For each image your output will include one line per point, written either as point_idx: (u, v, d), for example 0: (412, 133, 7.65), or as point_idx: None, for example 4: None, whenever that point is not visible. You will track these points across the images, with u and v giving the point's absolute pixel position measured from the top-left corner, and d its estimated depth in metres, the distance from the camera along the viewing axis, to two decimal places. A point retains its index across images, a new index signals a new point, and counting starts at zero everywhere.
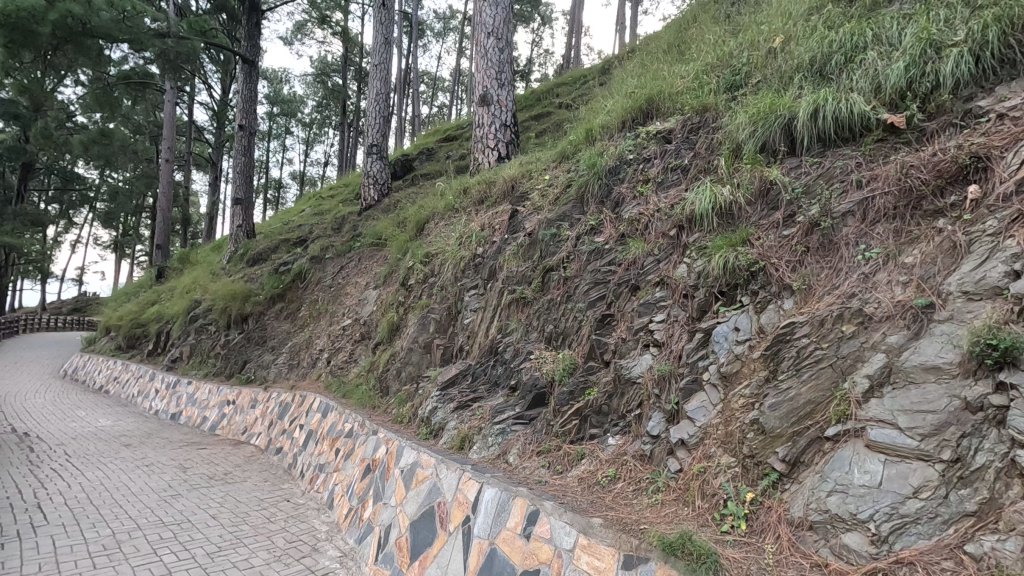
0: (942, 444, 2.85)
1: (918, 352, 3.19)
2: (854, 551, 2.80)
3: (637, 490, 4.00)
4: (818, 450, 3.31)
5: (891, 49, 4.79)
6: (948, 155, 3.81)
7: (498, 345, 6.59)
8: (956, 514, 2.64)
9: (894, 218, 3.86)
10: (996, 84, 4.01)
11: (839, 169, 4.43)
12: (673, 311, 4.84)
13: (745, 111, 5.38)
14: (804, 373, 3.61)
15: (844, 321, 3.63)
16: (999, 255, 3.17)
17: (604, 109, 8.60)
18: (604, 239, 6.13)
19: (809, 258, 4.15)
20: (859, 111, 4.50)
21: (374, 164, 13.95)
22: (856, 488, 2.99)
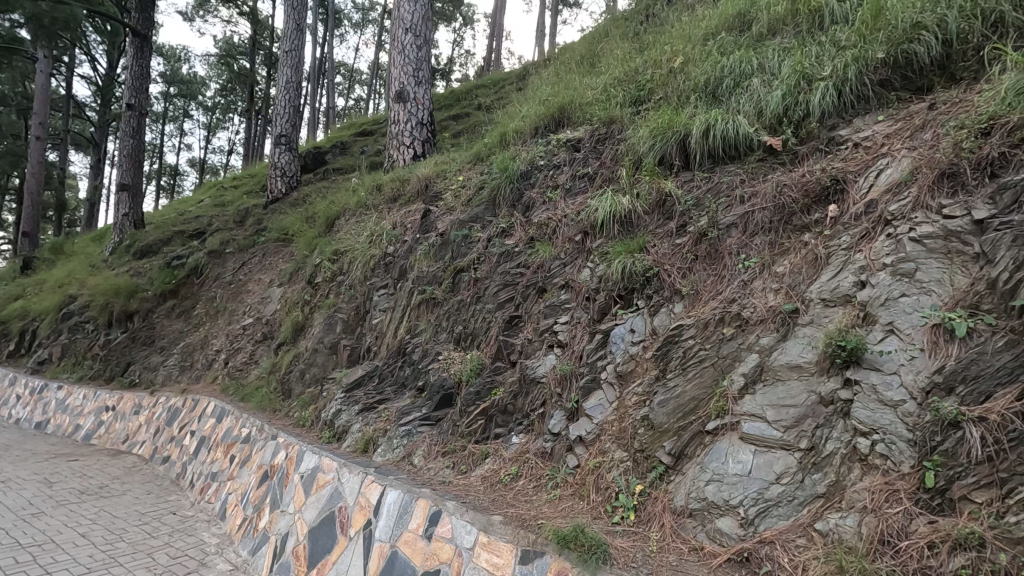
0: (800, 434, 3.20)
1: (784, 352, 3.55)
2: (726, 534, 3.08)
3: (537, 486, 4.13)
4: (699, 443, 3.58)
5: (772, 78, 5.27)
6: (814, 177, 4.26)
7: (407, 345, 6.51)
8: (809, 497, 2.98)
9: (770, 231, 4.26)
10: (854, 116, 4.52)
11: (725, 184, 4.82)
12: (576, 313, 5.03)
13: (646, 126, 5.72)
14: (689, 371, 3.91)
15: (724, 323, 3.97)
16: (850, 266, 3.59)
17: (519, 114, 8.75)
18: (514, 241, 6.26)
19: (697, 266, 4.49)
20: (743, 133, 4.92)
21: (282, 155, 13.26)
22: (730, 477, 3.27)
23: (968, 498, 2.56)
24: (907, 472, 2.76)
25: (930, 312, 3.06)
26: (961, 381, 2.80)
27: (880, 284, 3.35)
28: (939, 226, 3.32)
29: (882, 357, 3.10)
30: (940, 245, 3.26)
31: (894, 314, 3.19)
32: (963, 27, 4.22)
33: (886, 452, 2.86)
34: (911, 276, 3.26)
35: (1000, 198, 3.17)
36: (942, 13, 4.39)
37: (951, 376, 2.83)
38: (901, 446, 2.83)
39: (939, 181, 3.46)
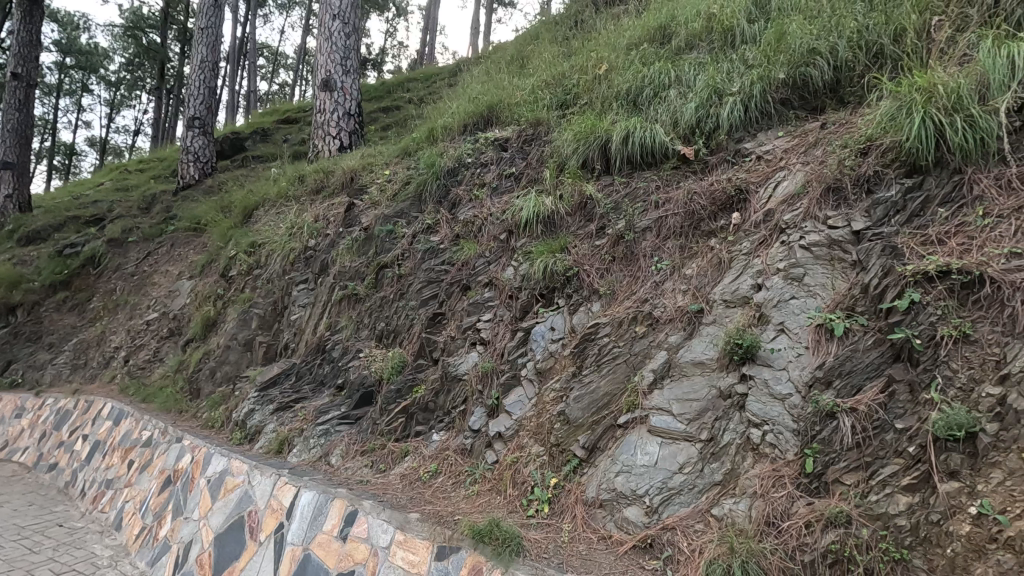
0: (701, 426, 3.42)
1: (690, 350, 3.78)
2: (633, 522, 3.25)
3: (456, 483, 4.15)
4: (612, 436, 3.75)
5: (687, 90, 5.55)
6: (720, 186, 4.55)
7: (326, 342, 6.32)
8: (708, 484, 3.20)
9: (681, 235, 4.52)
10: (757, 131, 4.86)
11: (642, 190, 5.05)
12: (499, 311, 5.10)
13: (570, 129, 5.88)
14: (604, 367, 4.07)
15: (637, 322, 4.17)
16: (749, 270, 3.87)
17: (448, 111, 8.70)
18: (439, 238, 6.23)
19: (614, 267, 4.68)
20: (659, 141, 5.17)
21: (195, 139, 12.40)
22: (638, 468, 3.44)
23: (840, 480, 2.83)
24: (791, 459, 3.02)
25: (815, 314, 3.36)
26: (838, 375, 3.09)
27: (774, 287, 3.63)
28: (824, 235, 3.64)
29: (773, 354, 3.37)
30: (825, 252, 3.58)
31: (785, 315, 3.48)
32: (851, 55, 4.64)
33: (775, 441, 3.12)
34: (800, 280, 3.56)
35: (875, 212, 3.52)
36: (833, 41, 4.74)
37: (830, 371, 3.13)
38: (786, 435, 3.10)
39: (826, 194, 3.80)
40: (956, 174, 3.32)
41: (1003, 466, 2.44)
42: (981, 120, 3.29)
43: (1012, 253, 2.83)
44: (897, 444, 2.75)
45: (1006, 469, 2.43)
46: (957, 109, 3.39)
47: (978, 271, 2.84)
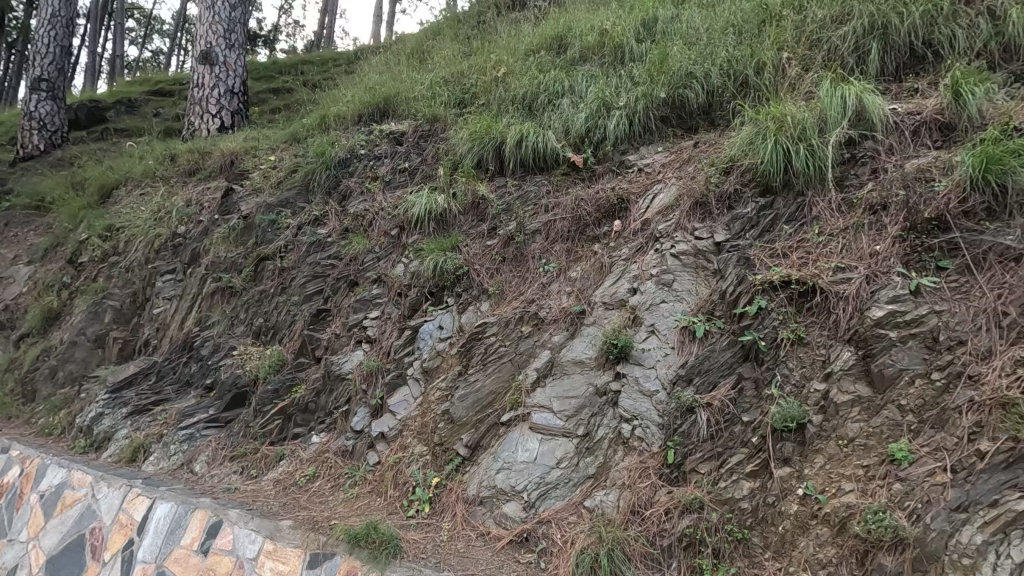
0: (579, 422, 3.59)
1: (571, 349, 3.94)
2: (511, 518, 3.33)
3: (335, 486, 4.00)
4: (494, 434, 3.81)
5: (579, 101, 5.78)
6: (605, 194, 4.78)
7: (194, 339, 5.79)
8: (582, 478, 3.36)
9: (567, 239, 4.72)
10: (640, 144, 5.17)
11: (533, 193, 5.18)
12: (387, 308, 4.98)
13: (466, 129, 5.88)
14: (489, 366, 4.13)
15: (523, 322, 4.28)
16: (627, 275, 4.12)
17: (342, 99, 8.32)
18: (327, 231, 5.95)
19: (504, 267, 4.78)
20: (551, 147, 5.33)
21: (41, 104, 10.75)
22: (518, 464, 3.53)
23: (696, 469, 3.10)
24: (656, 451, 3.26)
25: (681, 317, 3.65)
26: (697, 374, 3.38)
27: (648, 291, 3.89)
28: (691, 245, 3.97)
29: (644, 354, 3.61)
30: (692, 260, 3.90)
31: (656, 317, 3.74)
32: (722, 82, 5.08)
33: (642, 435, 3.34)
34: (670, 285, 3.84)
35: (734, 225, 3.89)
36: (707, 68, 5.12)
37: (691, 369, 3.42)
38: (653, 429, 3.33)
39: (694, 207, 4.15)
40: (799, 196, 3.77)
41: (824, 452, 2.82)
42: (820, 150, 3.72)
43: (838, 267, 3.25)
44: (743, 435, 3.07)
45: (826, 454, 2.81)
46: (802, 138, 3.78)
47: (811, 282, 3.23)
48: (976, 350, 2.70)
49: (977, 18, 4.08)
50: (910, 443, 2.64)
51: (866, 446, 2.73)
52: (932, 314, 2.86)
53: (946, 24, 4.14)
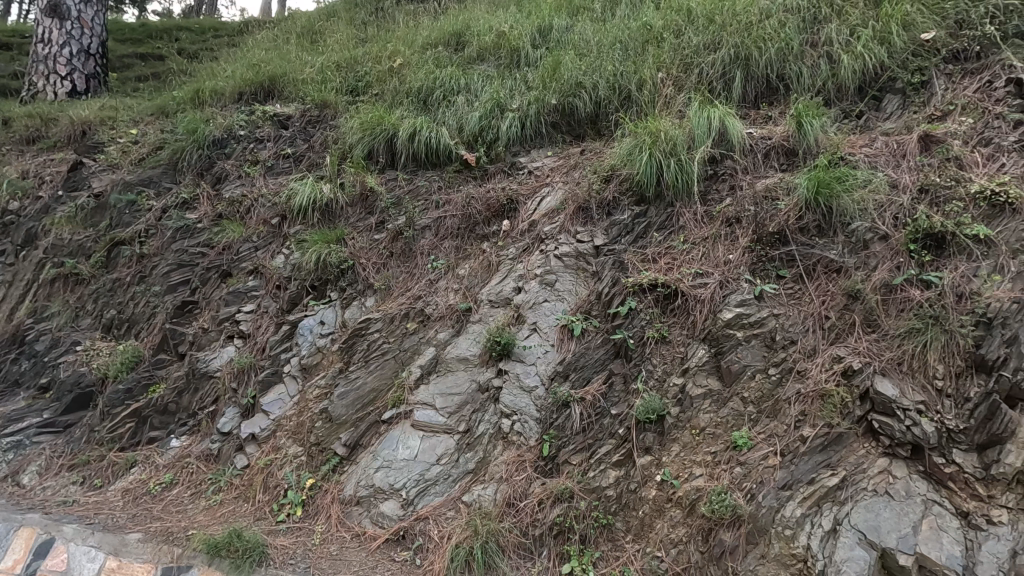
0: (460, 418, 3.62)
1: (456, 346, 3.97)
2: (388, 516, 3.31)
3: (195, 494, 3.71)
4: (375, 433, 3.74)
5: (474, 99, 5.78)
6: (495, 193, 4.85)
7: (27, 332, 5.06)
8: (461, 473, 3.41)
9: (457, 237, 4.74)
10: (531, 147, 5.31)
11: (424, 189, 5.13)
12: (264, 302, 4.69)
13: (357, 118, 5.66)
14: (371, 364, 4.03)
15: (409, 319, 4.24)
16: (513, 274, 4.22)
17: (221, 74, 7.64)
18: (197, 216, 5.45)
19: (392, 262, 4.69)
20: (444, 143, 5.29)
21: None
22: (398, 462, 3.50)
23: (569, 461, 3.27)
24: (533, 445, 3.38)
25: (561, 315, 3.81)
26: (573, 370, 3.55)
27: (532, 290, 4.01)
28: (573, 247, 4.15)
29: (526, 351, 3.72)
30: (573, 262, 4.08)
31: (538, 316, 3.86)
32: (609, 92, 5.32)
33: (521, 429, 3.45)
34: (552, 285, 3.99)
35: (612, 231, 4.14)
36: (595, 79, 5.33)
37: (568, 366, 3.58)
38: (530, 424, 3.46)
39: (577, 212, 4.35)
40: (669, 206, 4.09)
41: (679, 441, 3.10)
42: (688, 165, 4.05)
43: (698, 272, 3.57)
44: (611, 427, 3.28)
45: (681, 442, 3.09)
46: (673, 153, 4.10)
47: (675, 285, 3.52)
48: (804, 348, 3.11)
49: (819, 59, 4.59)
50: (750, 430, 2.99)
51: (714, 434, 3.04)
52: (771, 317, 3.25)
53: (796, 61, 4.64)
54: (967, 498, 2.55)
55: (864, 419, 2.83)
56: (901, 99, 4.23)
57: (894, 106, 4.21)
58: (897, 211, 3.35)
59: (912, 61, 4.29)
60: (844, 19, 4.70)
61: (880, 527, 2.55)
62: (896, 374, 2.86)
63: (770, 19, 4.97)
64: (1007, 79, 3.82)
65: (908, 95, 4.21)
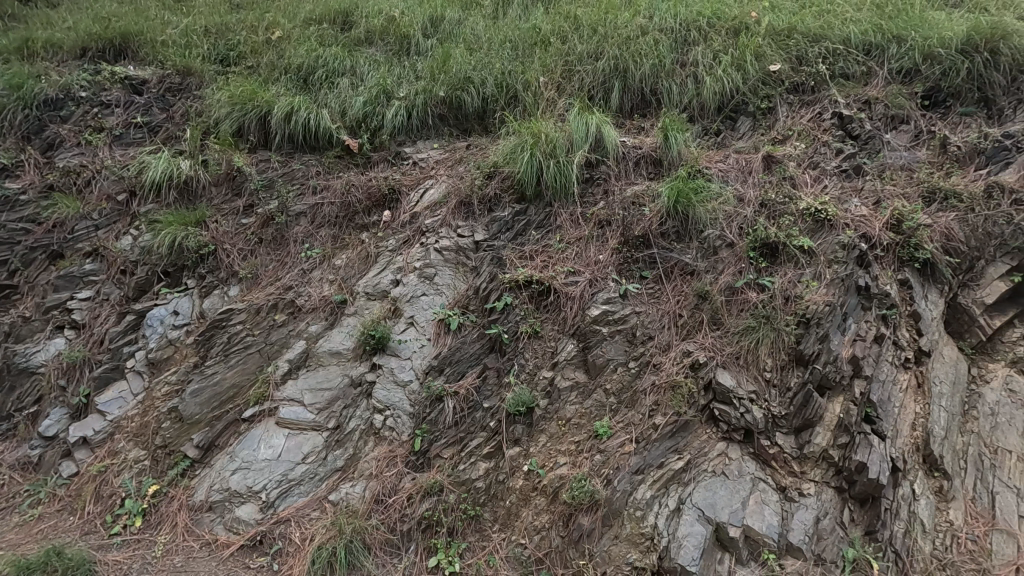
0: (330, 415, 3.48)
1: (328, 339, 3.80)
2: (243, 521, 3.11)
3: (5, 509, 3.25)
4: (233, 432, 3.49)
5: (359, 83, 5.50)
6: (376, 182, 4.68)
7: None
8: (328, 471, 3.29)
9: (334, 225, 4.54)
10: (417, 138, 5.19)
11: (300, 172, 4.84)
12: (104, 289, 4.16)
13: (225, 90, 5.17)
14: (231, 358, 3.73)
15: (277, 310, 3.98)
16: (391, 266, 4.13)
17: (58, 23, 6.57)
18: (20, 185, 4.68)
19: (260, 249, 4.38)
20: (323, 126, 4.99)
21: None
22: (258, 463, 3.30)
23: (440, 455, 3.28)
24: (405, 440, 3.34)
25: (439, 310, 3.79)
26: (448, 364, 3.55)
27: (410, 284, 3.95)
28: (454, 242, 4.15)
29: (401, 346, 3.66)
30: (452, 256, 4.08)
31: (415, 310, 3.82)
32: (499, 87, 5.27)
33: (393, 425, 3.38)
34: (431, 279, 3.96)
35: (492, 227, 4.19)
36: (484, 75, 5.29)
37: (443, 360, 3.57)
38: (403, 419, 3.40)
39: (459, 207, 4.35)
40: (548, 206, 4.23)
41: (547, 432, 3.24)
42: (566, 167, 4.20)
43: (570, 271, 3.73)
44: (483, 420, 3.35)
45: (548, 433, 3.23)
46: (553, 155, 4.24)
47: (548, 283, 3.65)
48: (660, 344, 3.38)
49: (687, 79, 4.97)
50: (610, 420, 3.20)
51: (578, 425, 3.22)
52: (633, 314, 3.50)
53: (667, 79, 4.99)
54: (785, 475, 2.96)
55: (707, 407, 3.15)
56: (751, 121, 4.72)
57: (746, 127, 4.70)
58: (742, 222, 3.74)
59: (762, 89, 4.79)
60: (709, 44, 5.12)
61: (716, 504, 2.86)
62: (734, 367, 3.22)
63: (646, 36, 5.28)
64: (832, 112, 4.48)
65: (757, 118, 4.72)
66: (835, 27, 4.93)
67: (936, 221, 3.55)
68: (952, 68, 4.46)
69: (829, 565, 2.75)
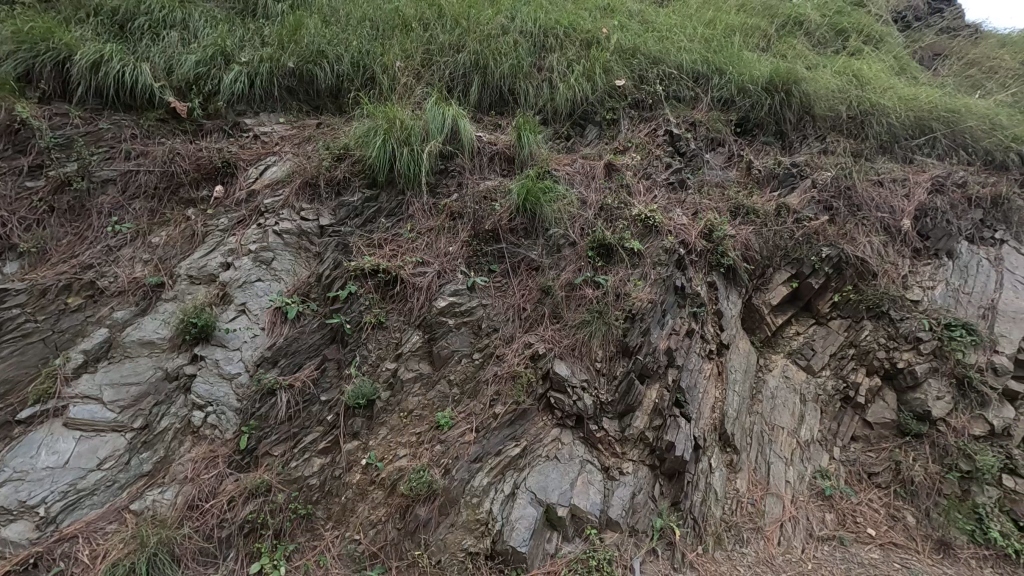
0: (136, 413, 3.06)
1: (138, 328, 3.33)
2: (11, 543, 2.60)
3: None
4: (4, 436, 2.92)
5: (190, 38, 4.82)
6: (207, 152, 4.20)
7: None
8: (131, 477, 2.88)
9: (152, 198, 4.00)
10: (260, 110, 4.74)
11: (110, 133, 4.16)
12: None
13: (7, 22, 4.23)
14: (3, 348, 3.11)
15: (70, 292, 3.41)
16: (221, 248, 3.74)
17: None
18: None
19: (51, 220, 3.71)
20: (142, 83, 4.32)
21: None
22: (36, 473, 2.79)
23: (269, 453, 3.06)
24: (229, 438, 3.04)
25: (275, 297, 3.52)
26: (284, 355, 3.32)
27: (242, 268, 3.61)
28: (295, 225, 3.88)
29: (229, 335, 3.33)
30: (293, 241, 3.81)
31: (247, 296, 3.50)
32: (355, 66, 4.99)
33: (215, 422, 3.07)
34: (268, 264, 3.66)
35: (340, 212, 4.00)
36: (339, 50, 4.97)
37: (278, 351, 3.33)
38: (228, 415, 3.10)
39: (303, 188, 4.07)
40: (400, 194, 4.14)
41: (387, 424, 3.19)
42: (421, 157, 4.13)
43: (419, 262, 3.70)
44: (320, 414, 3.19)
45: (388, 425, 3.19)
46: (407, 142, 4.14)
47: (395, 272, 3.57)
48: (503, 336, 3.50)
49: (542, 83, 5.18)
50: (452, 411, 3.24)
51: (420, 416, 3.22)
52: (479, 306, 3.57)
53: (524, 80, 5.15)
54: (608, 456, 3.23)
55: (544, 396, 3.33)
56: (598, 130, 5.07)
57: (593, 135, 5.03)
58: (584, 223, 3.99)
59: (607, 101, 5.16)
60: (564, 52, 5.39)
61: (547, 487, 3.03)
62: (569, 358, 3.44)
63: (506, 36, 5.39)
64: (665, 130, 4.98)
65: (602, 128, 5.08)
66: (672, 53, 5.46)
67: (740, 233, 4.12)
68: (758, 103, 5.20)
69: (641, 535, 3.08)
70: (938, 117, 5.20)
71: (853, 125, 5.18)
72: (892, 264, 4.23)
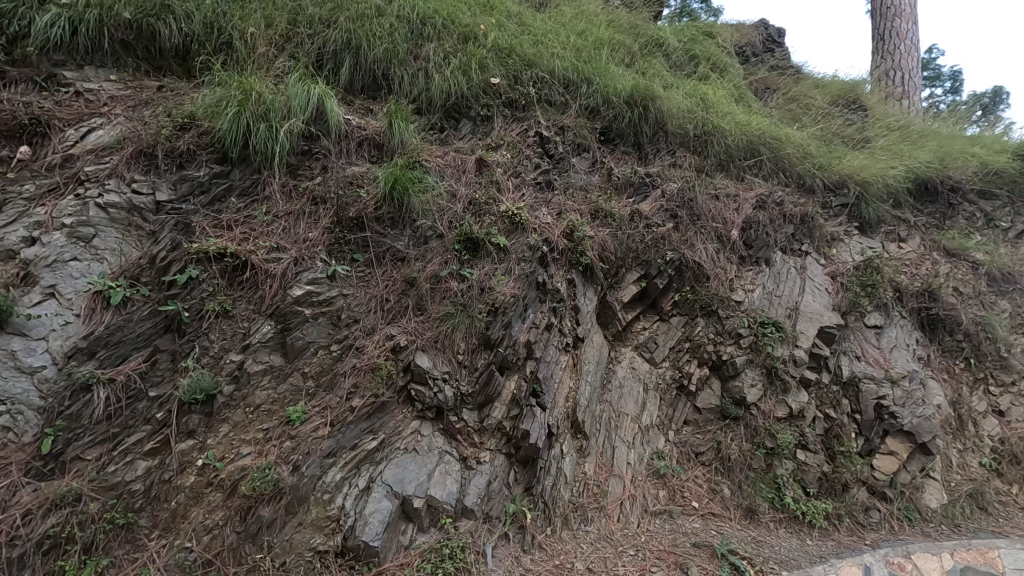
0: None
1: None
2: None
3: None
4: None
5: None
6: (9, 104, 3.51)
7: None
8: None
9: None
10: (85, 63, 4.09)
11: None
12: None
13: None
14: None
15: None
16: (24, 219, 3.18)
17: None
18: None
19: None
20: None
21: None
22: None
23: (81, 457, 2.69)
24: (26, 443, 2.62)
25: (95, 280, 3.07)
26: (104, 346, 2.93)
27: (51, 245, 3.11)
28: (124, 198, 3.42)
29: (30, 322, 2.85)
30: (122, 216, 3.36)
31: (58, 278, 3.02)
32: (209, 26, 4.49)
33: (9, 424, 2.62)
34: (86, 241, 3.19)
35: (182, 187, 3.61)
36: (188, 7, 4.44)
37: (96, 341, 2.92)
38: (27, 415, 2.66)
39: (136, 157, 3.59)
40: (255, 173, 3.84)
41: (230, 421, 2.97)
42: (280, 134, 3.84)
43: (273, 247, 3.46)
44: (147, 411, 2.88)
45: (231, 422, 2.97)
46: (265, 118, 3.84)
47: (244, 257, 3.31)
48: (364, 327, 3.42)
49: (418, 71, 5.10)
50: (304, 405, 3.09)
51: (268, 411, 3.04)
52: (339, 296, 3.45)
53: (399, 66, 5.03)
54: (467, 446, 3.29)
55: (404, 388, 3.30)
56: (471, 125, 5.12)
57: (467, 130, 5.07)
58: (452, 216, 4.01)
59: (482, 97, 5.22)
60: (442, 43, 5.33)
61: (403, 479, 3.02)
62: (432, 350, 3.44)
63: (382, 18, 5.20)
64: (536, 131, 5.17)
65: (476, 123, 5.14)
66: (546, 58, 5.67)
67: (598, 235, 4.41)
68: (620, 114, 5.59)
69: (494, 521, 3.19)
70: (765, 142, 5.98)
71: (698, 143, 5.79)
72: (722, 268, 4.82)
